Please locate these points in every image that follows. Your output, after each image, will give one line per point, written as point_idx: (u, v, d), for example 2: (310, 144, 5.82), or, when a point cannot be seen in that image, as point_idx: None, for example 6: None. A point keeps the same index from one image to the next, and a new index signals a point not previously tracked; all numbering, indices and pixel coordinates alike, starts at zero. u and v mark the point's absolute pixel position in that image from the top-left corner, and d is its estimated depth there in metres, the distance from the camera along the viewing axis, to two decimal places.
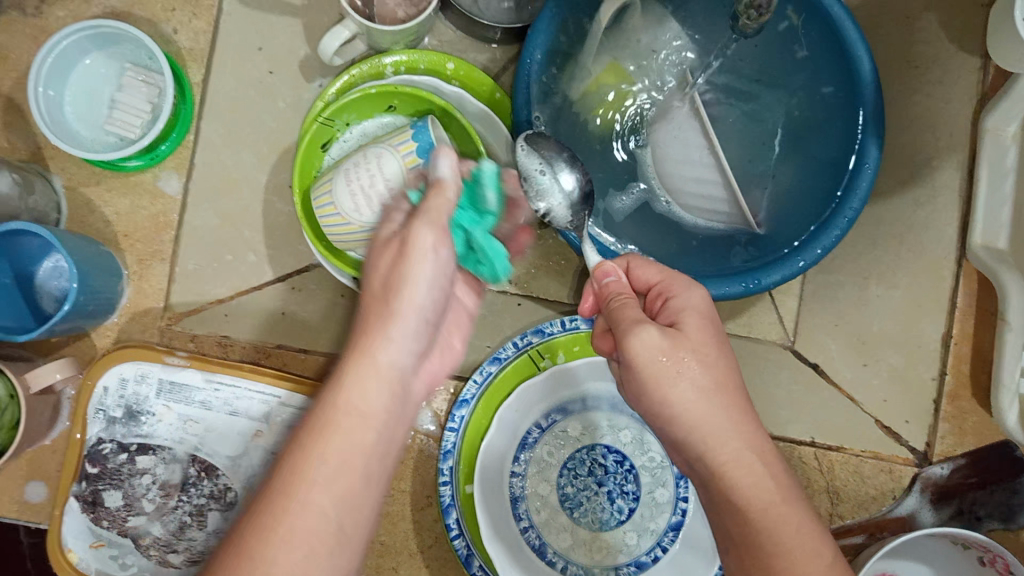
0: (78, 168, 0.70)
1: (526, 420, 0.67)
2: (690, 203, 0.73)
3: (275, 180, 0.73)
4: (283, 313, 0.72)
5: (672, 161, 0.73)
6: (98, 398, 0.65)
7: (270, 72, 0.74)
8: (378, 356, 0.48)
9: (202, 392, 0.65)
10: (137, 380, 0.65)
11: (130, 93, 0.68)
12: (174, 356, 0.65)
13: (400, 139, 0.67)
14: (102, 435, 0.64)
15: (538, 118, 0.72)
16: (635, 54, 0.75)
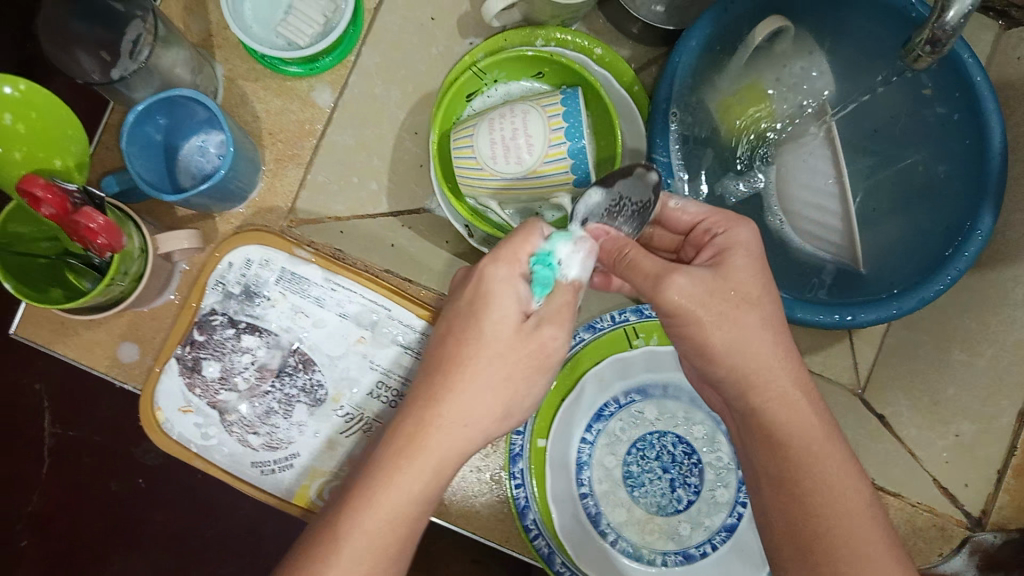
0: (241, 62, 0.74)
1: (606, 393, 0.68)
2: (802, 225, 0.77)
3: (412, 120, 0.77)
4: (392, 245, 0.76)
5: (797, 184, 0.76)
6: (221, 272, 0.67)
7: (432, 18, 0.78)
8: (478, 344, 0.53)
9: (320, 289, 0.68)
10: (260, 264, 0.68)
11: (308, 3, 0.71)
12: (302, 250, 0.68)
13: (548, 100, 0.69)
14: (216, 306, 0.67)
15: (676, 114, 0.75)
16: (778, 79, 0.79)
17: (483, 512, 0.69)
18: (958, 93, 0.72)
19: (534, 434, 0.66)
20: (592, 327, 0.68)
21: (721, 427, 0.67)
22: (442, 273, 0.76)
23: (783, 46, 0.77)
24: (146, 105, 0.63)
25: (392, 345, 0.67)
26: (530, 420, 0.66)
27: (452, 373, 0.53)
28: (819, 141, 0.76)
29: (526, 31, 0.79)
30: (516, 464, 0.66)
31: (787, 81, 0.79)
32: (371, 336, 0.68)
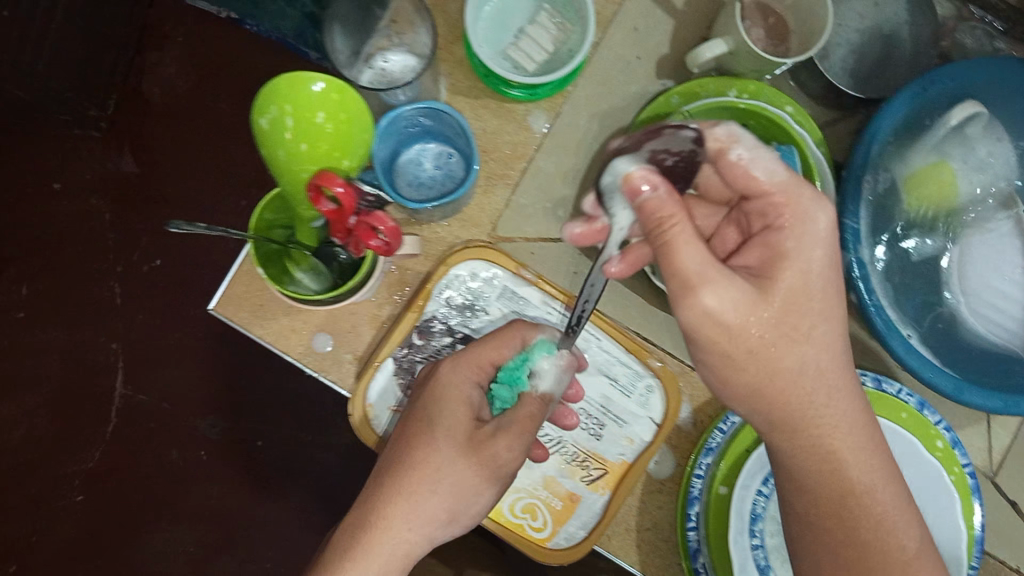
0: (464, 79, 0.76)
1: None
2: (978, 308, 0.79)
3: (605, 152, 0.80)
4: (574, 273, 0.76)
5: (982, 268, 0.80)
6: (447, 282, 0.70)
7: (638, 58, 0.81)
8: (435, 449, 0.60)
9: (538, 310, 0.71)
10: (486, 278, 0.71)
11: (540, 29, 0.72)
12: (528, 271, 0.70)
13: None
14: (438, 313, 0.69)
15: (868, 183, 0.78)
16: (966, 158, 0.80)
17: (644, 545, 0.72)
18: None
19: (715, 480, 0.70)
20: None
21: None
22: (621, 305, 0.77)
23: (971, 129, 0.80)
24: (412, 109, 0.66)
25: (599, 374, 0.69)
26: (712, 466, 0.70)
27: (401, 477, 0.60)
28: (1008, 230, 0.80)
29: (721, 81, 0.81)
30: (692, 507, 0.70)
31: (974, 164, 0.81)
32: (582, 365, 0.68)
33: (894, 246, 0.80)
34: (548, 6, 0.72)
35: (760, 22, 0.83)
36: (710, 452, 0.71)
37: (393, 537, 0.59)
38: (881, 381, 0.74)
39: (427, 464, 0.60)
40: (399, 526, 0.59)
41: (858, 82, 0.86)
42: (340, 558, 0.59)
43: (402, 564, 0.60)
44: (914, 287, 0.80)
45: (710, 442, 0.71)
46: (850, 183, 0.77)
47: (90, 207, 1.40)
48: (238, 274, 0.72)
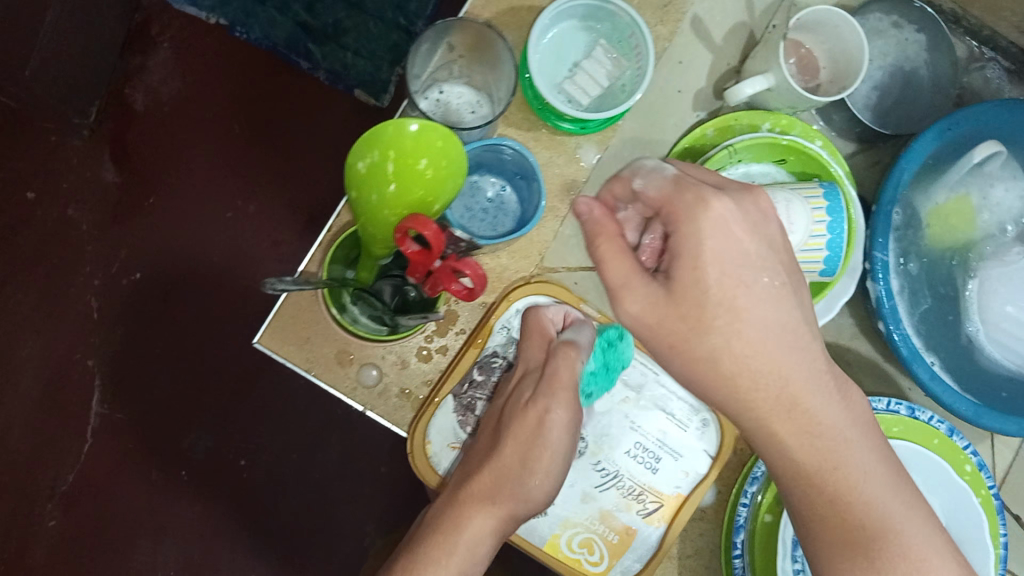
0: (517, 111, 0.76)
1: None
2: (997, 336, 0.81)
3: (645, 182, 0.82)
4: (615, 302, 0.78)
5: (997, 298, 0.81)
6: (506, 316, 0.69)
7: (679, 91, 0.83)
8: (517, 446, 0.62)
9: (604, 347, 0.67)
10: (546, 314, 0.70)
11: (595, 64, 0.74)
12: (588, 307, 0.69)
13: (810, 192, 0.72)
14: (498, 348, 0.69)
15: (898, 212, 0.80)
16: (983, 192, 0.83)
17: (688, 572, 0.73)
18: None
19: (761, 510, 0.70)
20: None
21: None
22: None
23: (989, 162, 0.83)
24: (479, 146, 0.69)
25: (655, 411, 0.66)
26: (759, 497, 0.69)
27: (504, 450, 0.62)
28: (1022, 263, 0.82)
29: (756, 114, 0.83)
30: (737, 535, 0.70)
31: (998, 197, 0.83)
32: (637, 398, 0.66)
33: (925, 276, 0.82)
34: (604, 42, 0.74)
35: (794, 58, 0.86)
36: (755, 481, 0.70)
37: (494, 512, 0.60)
38: (915, 408, 0.77)
39: (513, 461, 0.62)
40: (484, 524, 0.60)
41: (880, 116, 0.89)
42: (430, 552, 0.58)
43: (489, 544, 0.60)
44: (945, 314, 0.82)
45: (755, 472, 0.70)
46: (885, 213, 0.79)
47: (66, 217, 1.30)
48: (287, 310, 0.69)
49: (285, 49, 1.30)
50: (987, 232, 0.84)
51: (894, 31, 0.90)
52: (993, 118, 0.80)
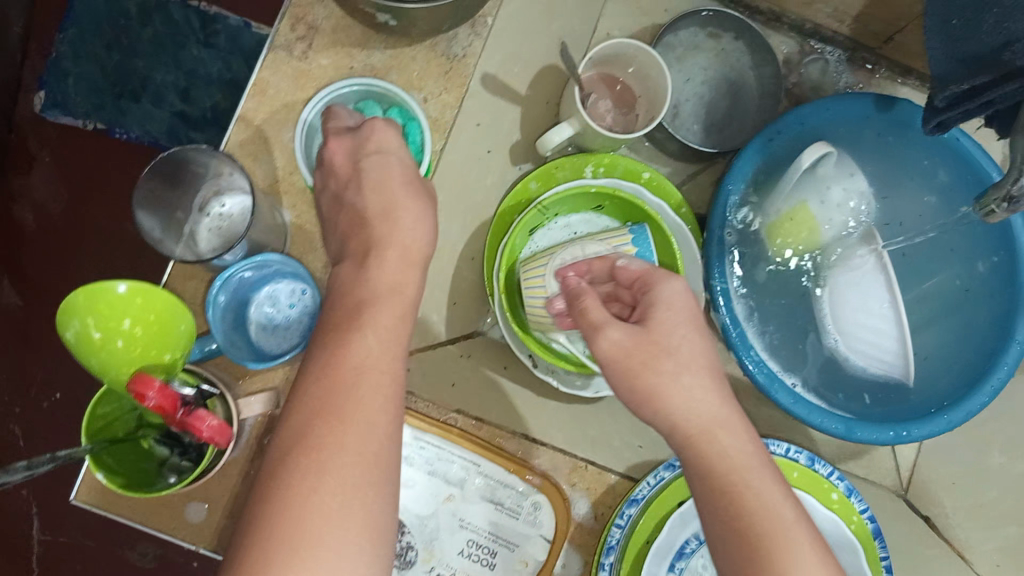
0: (308, 207, 0.71)
1: (685, 531, 0.68)
2: (857, 347, 0.78)
3: (471, 246, 0.79)
4: (451, 384, 0.75)
5: (850, 308, 0.78)
6: None
7: (489, 152, 0.78)
8: (353, 386, 0.48)
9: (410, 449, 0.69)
10: None
11: None
12: None
13: (619, 239, 0.71)
14: None
15: (729, 236, 0.79)
16: (822, 197, 0.79)
17: None
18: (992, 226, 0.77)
19: None
20: (673, 465, 0.69)
21: None
22: (513, 409, 0.75)
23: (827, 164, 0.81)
24: (232, 272, 0.63)
25: (482, 501, 0.69)
26: (616, 566, 0.67)
27: (332, 426, 0.46)
28: (870, 268, 0.78)
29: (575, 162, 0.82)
30: None
31: (837, 200, 0.80)
32: (459, 493, 0.69)
33: (767, 294, 0.81)
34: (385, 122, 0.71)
35: (610, 90, 0.83)
36: (611, 550, 0.68)
37: (342, 493, 0.44)
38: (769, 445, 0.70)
39: (350, 376, 0.48)
40: (357, 428, 0.46)
41: (708, 134, 0.87)
42: (309, 476, 0.44)
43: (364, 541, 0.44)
44: (794, 328, 0.81)
45: (608, 541, 0.67)
46: (713, 244, 0.77)
47: None
48: None
49: (162, 143, 1.19)
50: (830, 238, 0.81)
51: (712, 43, 0.89)
52: (818, 122, 0.80)
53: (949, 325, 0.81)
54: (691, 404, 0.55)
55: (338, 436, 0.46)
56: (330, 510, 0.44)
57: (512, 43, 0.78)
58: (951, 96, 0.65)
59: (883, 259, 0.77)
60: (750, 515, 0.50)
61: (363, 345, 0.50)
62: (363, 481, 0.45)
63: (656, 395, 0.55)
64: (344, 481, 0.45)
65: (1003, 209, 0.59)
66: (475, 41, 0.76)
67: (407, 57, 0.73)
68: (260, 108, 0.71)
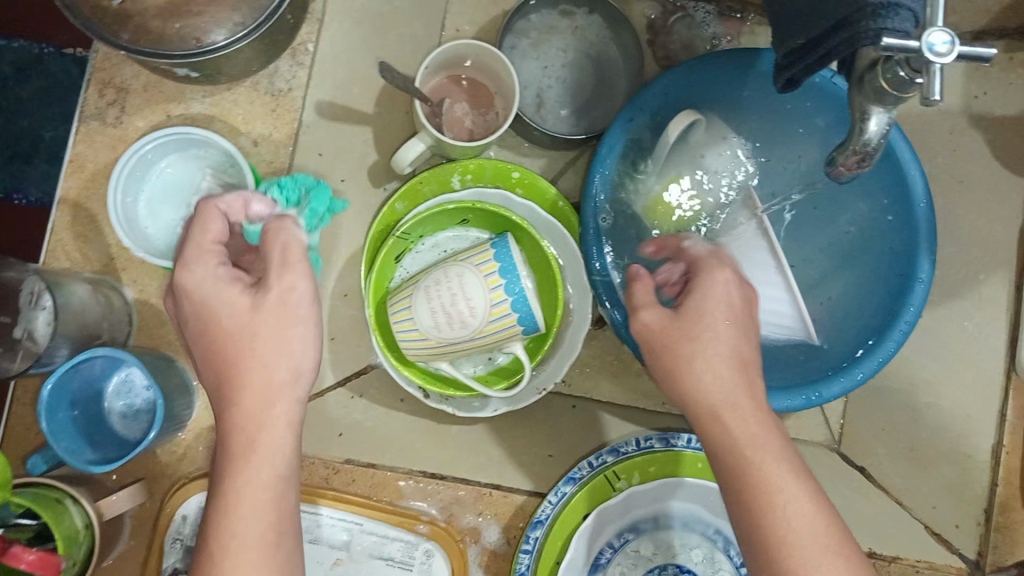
0: (152, 278, 0.68)
1: (597, 543, 0.67)
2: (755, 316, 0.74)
3: (341, 282, 0.75)
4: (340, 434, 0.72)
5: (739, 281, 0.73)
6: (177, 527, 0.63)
7: (342, 181, 0.74)
8: (268, 418, 0.48)
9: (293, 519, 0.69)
10: None
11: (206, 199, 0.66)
12: None
13: (481, 257, 0.67)
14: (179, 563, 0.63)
15: (604, 222, 0.74)
16: (694, 164, 0.79)
17: None
18: (884, 168, 0.75)
19: None
20: (572, 479, 0.67)
21: (719, 544, 0.68)
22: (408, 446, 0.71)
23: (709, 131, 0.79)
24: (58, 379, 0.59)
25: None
26: None
27: (247, 453, 0.48)
28: (752, 233, 0.75)
29: (439, 172, 0.77)
30: None
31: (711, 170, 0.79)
32: (348, 556, 0.70)
33: None
34: (210, 171, 0.67)
35: (461, 91, 0.79)
36: None
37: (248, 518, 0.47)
38: (668, 437, 0.68)
39: (251, 399, 0.48)
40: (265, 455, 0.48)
41: (578, 118, 0.84)
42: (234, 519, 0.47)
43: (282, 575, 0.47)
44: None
45: (518, 569, 0.66)
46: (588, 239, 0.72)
47: None
48: None
49: None
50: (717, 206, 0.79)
51: (567, 22, 0.84)
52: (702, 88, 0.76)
53: (854, 281, 0.79)
54: (705, 385, 0.52)
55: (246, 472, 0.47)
56: (240, 544, 0.46)
57: (343, 63, 0.74)
58: (788, 52, 0.61)
59: (764, 223, 0.74)
60: (741, 465, 0.51)
61: (270, 357, 0.49)
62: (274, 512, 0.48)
63: (688, 366, 0.53)
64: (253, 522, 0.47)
65: (852, 167, 0.54)
66: (299, 71, 0.73)
67: (225, 102, 0.70)
68: (82, 184, 0.68)
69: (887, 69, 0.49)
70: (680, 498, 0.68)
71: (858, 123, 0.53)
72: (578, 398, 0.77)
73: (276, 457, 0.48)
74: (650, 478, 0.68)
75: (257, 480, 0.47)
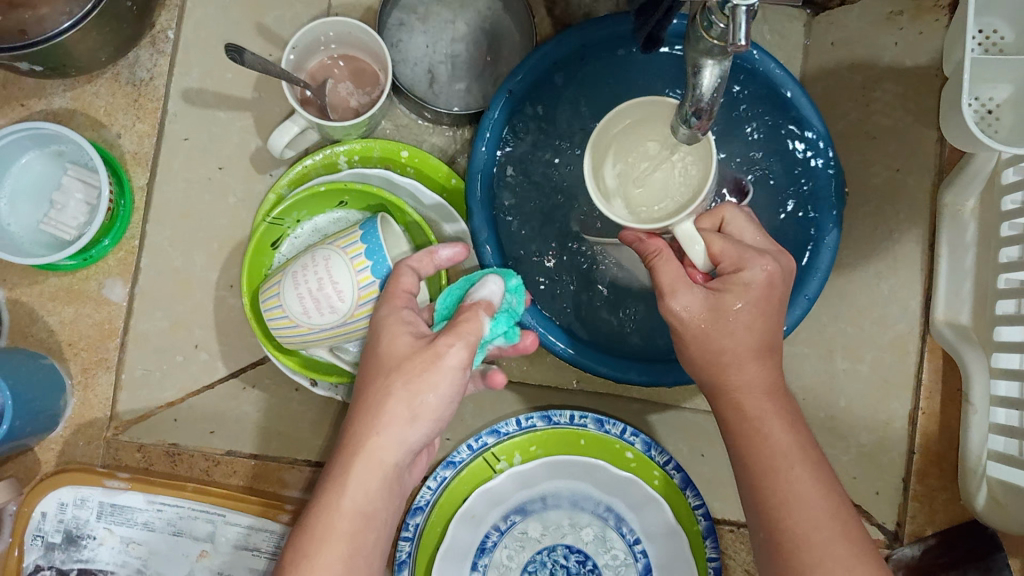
0: (19, 276, 0.67)
1: (483, 526, 0.65)
2: None
3: (226, 275, 0.71)
4: (212, 432, 0.68)
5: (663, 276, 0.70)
6: (36, 523, 0.59)
7: (219, 168, 0.72)
8: (381, 461, 0.49)
9: (117, 548, 0.59)
10: (78, 505, 0.59)
11: (66, 192, 0.65)
12: (113, 481, 0.58)
13: (348, 241, 0.65)
14: (40, 562, 0.58)
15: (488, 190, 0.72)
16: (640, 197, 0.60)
17: None
18: (789, 123, 0.73)
19: None
20: (451, 463, 0.64)
21: (609, 523, 0.66)
22: (293, 437, 0.69)
23: (564, 84, 0.75)
24: None
25: (236, 553, 0.59)
26: None
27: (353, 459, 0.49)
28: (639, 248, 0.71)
29: (326, 150, 0.74)
30: None
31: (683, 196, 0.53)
32: None
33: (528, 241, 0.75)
34: (70, 165, 0.66)
35: (342, 72, 0.77)
36: (404, 565, 0.63)
37: (370, 531, 0.49)
38: (550, 415, 0.65)
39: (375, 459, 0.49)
40: (356, 498, 0.49)
41: (472, 94, 0.81)
42: (305, 544, 0.48)
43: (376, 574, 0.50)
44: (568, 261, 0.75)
45: (398, 557, 0.63)
46: (473, 203, 0.71)
47: None
48: None
49: None
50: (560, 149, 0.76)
51: None
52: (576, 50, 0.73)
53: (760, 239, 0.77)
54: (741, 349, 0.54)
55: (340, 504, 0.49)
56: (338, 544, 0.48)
57: (209, 49, 0.72)
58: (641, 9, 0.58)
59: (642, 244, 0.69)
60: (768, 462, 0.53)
61: (434, 399, 0.49)
62: (366, 535, 0.49)
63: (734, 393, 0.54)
64: (341, 553, 0.48)
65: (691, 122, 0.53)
66: (160, 59, 0.72)
67: (88, 95, 0.70)
68: None
69: (703, 18, 0.47)
70: (566, 478, 0.66)
71: (692, 78, 0.50)
72: (484, 378, 0.75)
73: (378, 513, 0.49)
74: (532, 458, 0.65)
75: (353, 491, 0.49)
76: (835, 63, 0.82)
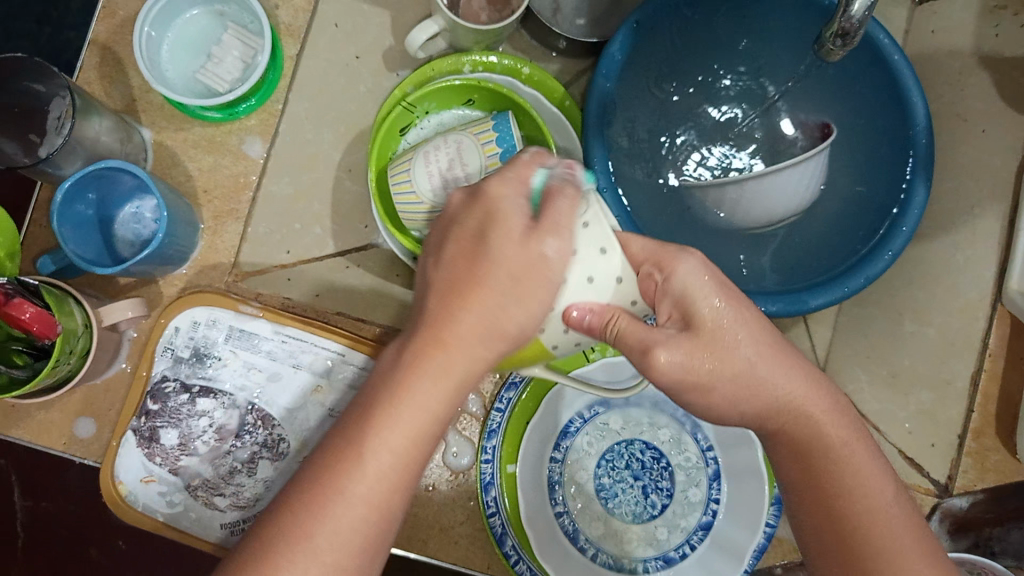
0: (167, 122, 0.72)
1: (569, 410, 0.69)
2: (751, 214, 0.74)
3: (348, 158, 0.75)
4: (317, 295, 0.73)
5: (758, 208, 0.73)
6: (168, 338, 0.67)
7: (356, 57, 0.76)
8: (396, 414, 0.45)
9: (231, 373, 0.66)
10: (207, 325, 0.67)
11: (226, 49, 0.71)
12: (246, 305, 0.67)
13: (480, 129, 0.69)
14: (167, 373, 0.66)
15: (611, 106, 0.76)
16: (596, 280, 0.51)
17: (464, 539, 0.69)
18: (888, 90, 0.75)
19: (503, 461, 0.68)
20: None
21: (686, 427, 0.69)
22: (400, 312, 0.73)
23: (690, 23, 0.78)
24: (74, 181, 0.63)
25: (348, 390, 0.67)
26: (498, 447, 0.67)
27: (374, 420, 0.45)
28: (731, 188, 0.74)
29: (453, 57, 0.77)
30: (488, 493, 0.67)
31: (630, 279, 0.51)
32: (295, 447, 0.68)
33: (631, 162, 0.79)
34: (233, 24, 0.71)
35: None
36: (493, 434, 0.68)
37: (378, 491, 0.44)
38: None
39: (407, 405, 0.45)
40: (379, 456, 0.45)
41: (591, 27, 0.85)
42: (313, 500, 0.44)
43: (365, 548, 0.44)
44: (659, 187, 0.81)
45: (490, 425, 0.68)
46: (591, 115, 0.73)
47: None
48: None
49: None
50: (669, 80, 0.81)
51: None
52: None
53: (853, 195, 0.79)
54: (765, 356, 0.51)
55: (379, 433, 0.45)
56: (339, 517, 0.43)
57: None
58: None
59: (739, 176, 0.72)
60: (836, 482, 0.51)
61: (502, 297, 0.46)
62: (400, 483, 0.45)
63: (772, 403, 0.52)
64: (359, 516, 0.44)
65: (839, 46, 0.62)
66: None
67: None
68: (109, 26, 0.72)
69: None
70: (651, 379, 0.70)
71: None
72: None
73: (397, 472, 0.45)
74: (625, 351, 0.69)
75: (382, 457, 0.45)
76: (934, 49, 0.86)
